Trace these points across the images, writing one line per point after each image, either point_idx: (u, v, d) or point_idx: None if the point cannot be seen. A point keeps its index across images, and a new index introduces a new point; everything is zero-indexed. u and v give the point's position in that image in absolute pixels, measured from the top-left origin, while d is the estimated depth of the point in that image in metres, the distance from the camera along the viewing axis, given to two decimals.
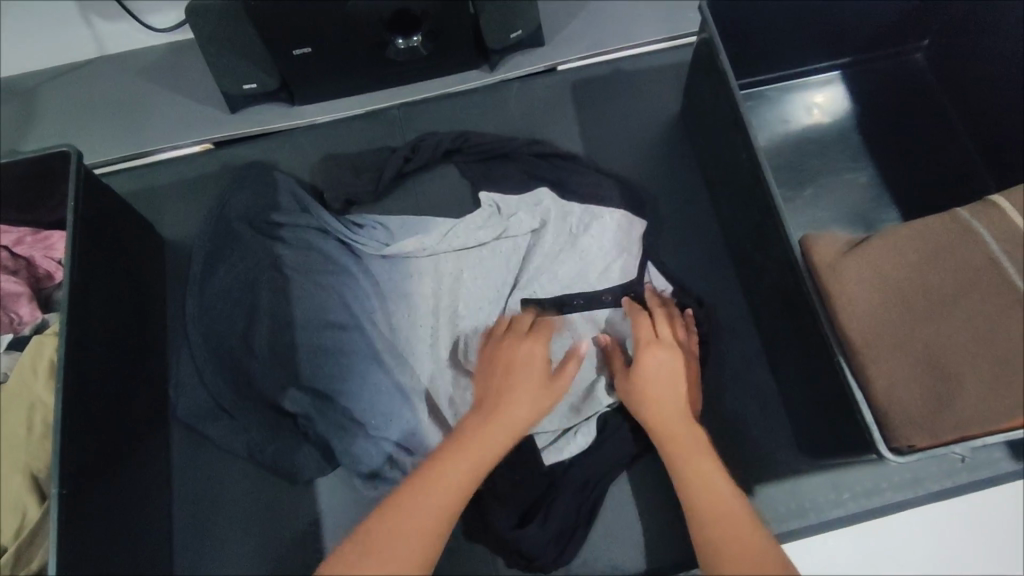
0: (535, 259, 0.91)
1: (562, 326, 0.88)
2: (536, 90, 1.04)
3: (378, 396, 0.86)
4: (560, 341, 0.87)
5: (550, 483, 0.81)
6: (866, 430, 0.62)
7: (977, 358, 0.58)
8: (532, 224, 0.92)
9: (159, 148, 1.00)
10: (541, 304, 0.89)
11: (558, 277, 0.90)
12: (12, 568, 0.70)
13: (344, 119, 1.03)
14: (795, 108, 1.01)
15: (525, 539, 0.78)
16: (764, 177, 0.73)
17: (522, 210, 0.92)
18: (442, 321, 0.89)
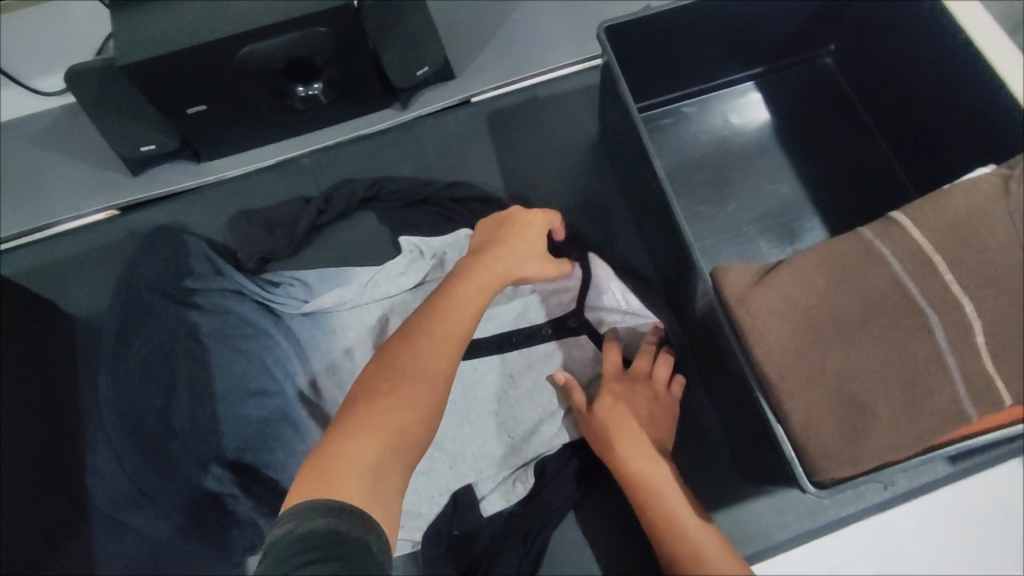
0: None
1: (497, 365, 0.85)
2: (453, 124, 1.02)
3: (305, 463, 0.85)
4: (497, 383, 0.84)
5: (492, 539, 0.78)
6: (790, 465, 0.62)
7: (885, 383, 0.59)
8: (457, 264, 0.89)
9: (58, 220, 0.96)
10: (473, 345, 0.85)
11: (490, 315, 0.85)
12: None
13: (254, 173, 0.99)
14: (713, 121, 1.00)
15: None
16: (672, 209, 0.73)
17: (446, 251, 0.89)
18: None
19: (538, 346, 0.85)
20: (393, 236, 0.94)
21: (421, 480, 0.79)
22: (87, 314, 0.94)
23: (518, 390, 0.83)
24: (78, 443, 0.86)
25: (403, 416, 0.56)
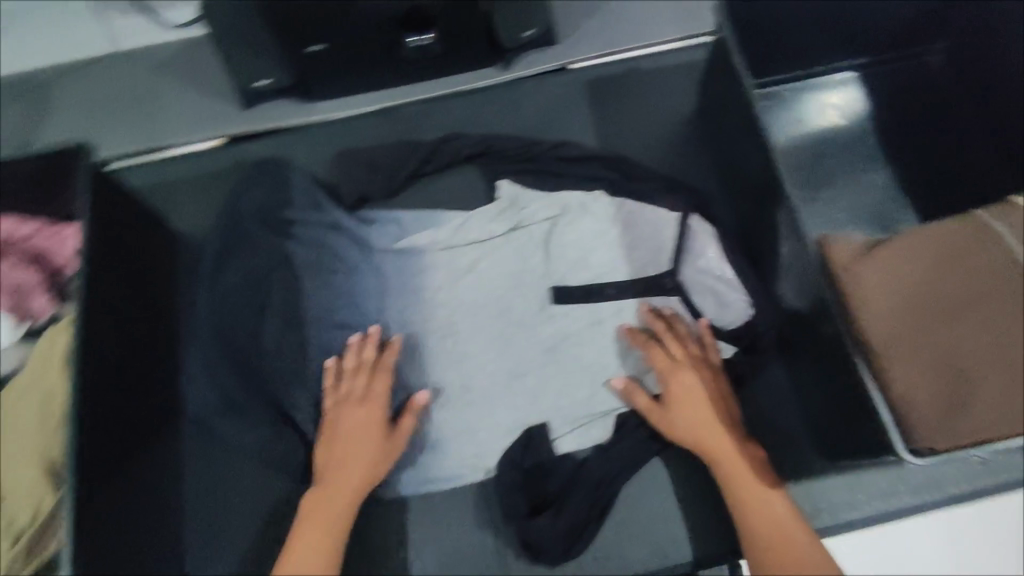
0: (553, 250, 0.91)
1: (586, 313, 0.89)
2: (551, 88, 1.04)
3: (387, 391, 0.87)
4: (584, 331, 0.88)
5: (563, 479, 0.82)
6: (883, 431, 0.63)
7: (996, 361, 0.57)
8: (550, 213, 0.93)
9: (172, 143, 1.00)
10: (567, 292, 0.89)
11: (587, 265, 0.91)
12: (26, 556, 0.68)
13: (358, 116, 1.03)
14: (813, 109, 1.00)
15: (533, 532, 0.79)
16: (780, 178, 0.75)
17: (538, 202, 0.94)
18: (459, 315, 0.90)
19: (627, 301, 0.89)
20: (489, 187, 0.97)
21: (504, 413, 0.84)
22: (191, 234, 0.97)
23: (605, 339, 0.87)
24: (176, 353, 0.91)
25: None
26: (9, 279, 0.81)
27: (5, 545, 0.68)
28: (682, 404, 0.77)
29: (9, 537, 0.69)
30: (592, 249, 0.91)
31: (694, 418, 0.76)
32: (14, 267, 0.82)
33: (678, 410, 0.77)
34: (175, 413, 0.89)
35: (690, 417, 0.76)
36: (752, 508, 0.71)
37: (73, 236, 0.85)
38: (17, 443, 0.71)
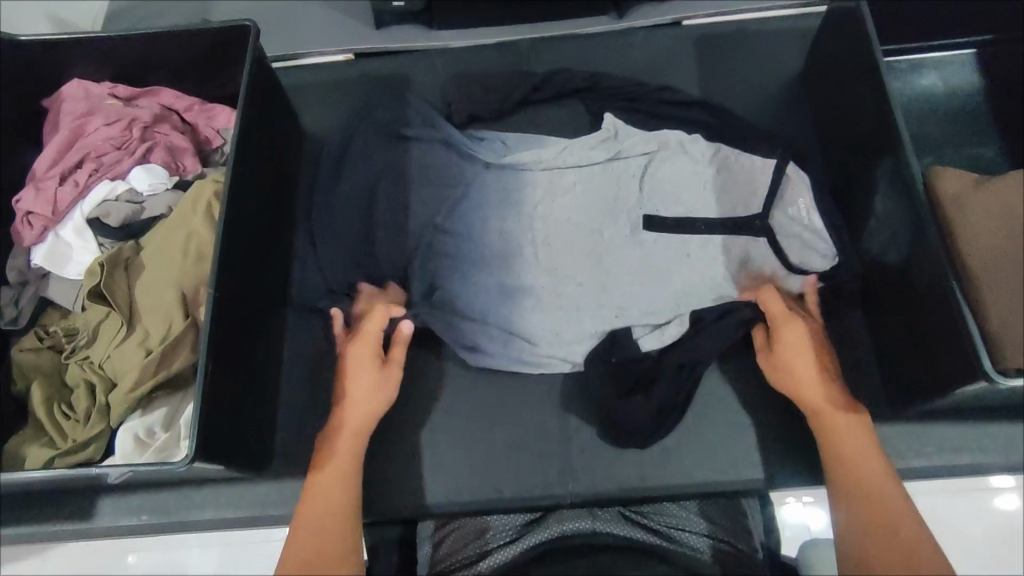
0: (649, 184, 0.95)
1: (676, 245, 0.92)
2: (662, 39, 1.08)
3: (481, 293, 0.93)
4: (671, 262, 0.91)
5: (649, 368, 0.88)
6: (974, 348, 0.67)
7: None
8: (648, 149, 0.97)
9: (308, 52, 1.09)
10: (659, 224, 0.93)
11: (679, 202, 0.94)
12: (156, 368, 0.77)
13: (477, 45, 1.10)
14: (925, 82, 1.00)
15: (619, 411, 0.86)
16: (895, 121, 0.78)
17: (639, 137, 0.97)
18: (552, 234, 0.95)
19: (716, 237, 0.91)
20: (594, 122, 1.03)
21: (584, 319, 0.91)
22: (314, 132, 1.06)
23: (692, 271, 0.90)
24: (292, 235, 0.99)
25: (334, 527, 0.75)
26: (164, 136, 0.90)
27: (141, 355, 0.77)
28: (788, 355, 0.82)
29: (143, 350, 0.78)
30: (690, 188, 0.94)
31: (802, 371, 0.81)
32: (171, 131, 0.91)
33: (788, 360, 0.81)
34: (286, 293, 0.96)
35: (800, 371, 0.81)
36: (862, 479, 0.73)
37: (223, 114, 0.95)
38: (160, 272, 0.80)
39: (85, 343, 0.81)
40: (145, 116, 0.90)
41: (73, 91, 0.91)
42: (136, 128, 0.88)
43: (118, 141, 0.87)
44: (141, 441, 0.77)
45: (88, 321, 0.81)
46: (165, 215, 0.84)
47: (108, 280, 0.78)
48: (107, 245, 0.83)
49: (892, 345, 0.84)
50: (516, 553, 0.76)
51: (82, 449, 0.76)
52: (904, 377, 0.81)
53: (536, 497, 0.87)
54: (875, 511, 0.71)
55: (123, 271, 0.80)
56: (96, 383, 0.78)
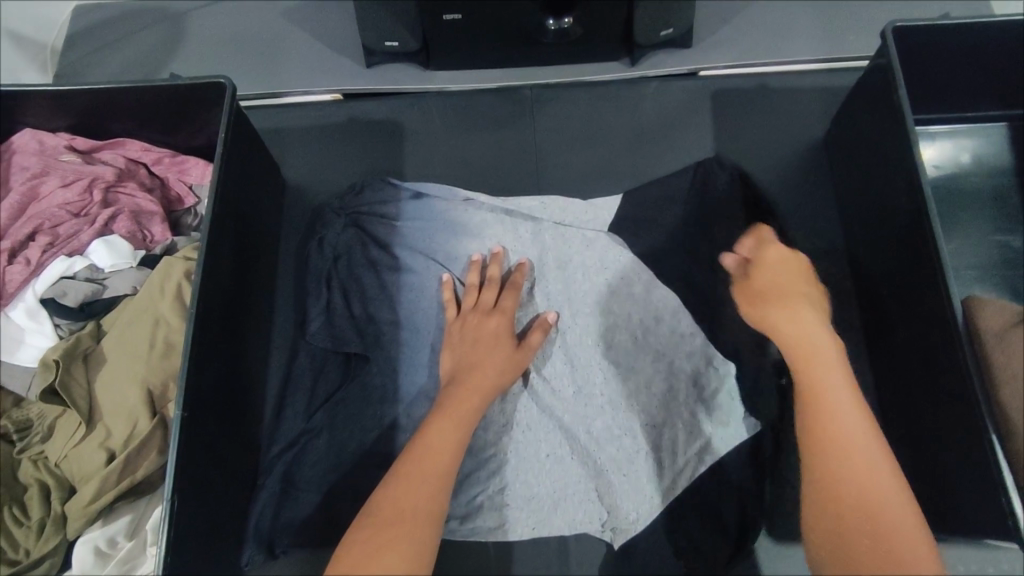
0: (623, 282, 0.86)
1: (651, 352, 0.84)
2: (675, 92, 1.00)
3: None
4: (653, 376, 0.83)
5: None
6: (1007, 501, 0.59)
7: None
8: (642, 243, 0.88)
9: (292, 90, 1.00)
10: (625, 326, 0.85)
11: (650, 305, 0.85)
12: (119, 474, 0.70)
13: (475, 91, 1.01)
14: (949, 154, 0.95)
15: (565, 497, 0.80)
16: (929, 224, 0.70)
17: (631, 227, 0.89)
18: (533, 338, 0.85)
19: (692, 345, 0.83)
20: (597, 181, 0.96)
21: (559, 436, 0.81)
22: (296, 182, 0.97)
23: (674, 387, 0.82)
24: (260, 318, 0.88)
25: (421, 493, 0.63)
26: (130, 200, 0.82)
27: (102, 460, 0.70)
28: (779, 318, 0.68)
29: (104, 455, 0.70)
30: (664, 270, 0.87)
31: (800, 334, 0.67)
32: (137, 191, 0.83)
33: (774, 314, 0.69)
34: (255, 388, 0.85)
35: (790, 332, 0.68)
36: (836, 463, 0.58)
37: (195, 168, 0.86)
38: (125, 364, 0.73)
39: (38, 439, 0.73)
40: (108, 175, 0.81)
41: (26, 143, 0.82)
42: (96, 190, 0.80)
43: (77, 207, 0.79)
44: (102, 553, 0.70)
45: (43, 415, 0.73)
46: (130, 295, 0.76)
47: (64, 376, 0.71)
48: (64, 327, 0.76)
49: (909, 476, 0.75)
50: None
51: (36, 565, 0.69)
52: (937, 505, 0.71)
53: None
54: (847, 500, 0.56)
55: (81, 363, 0.73)
56: (53, 487, 0.71)
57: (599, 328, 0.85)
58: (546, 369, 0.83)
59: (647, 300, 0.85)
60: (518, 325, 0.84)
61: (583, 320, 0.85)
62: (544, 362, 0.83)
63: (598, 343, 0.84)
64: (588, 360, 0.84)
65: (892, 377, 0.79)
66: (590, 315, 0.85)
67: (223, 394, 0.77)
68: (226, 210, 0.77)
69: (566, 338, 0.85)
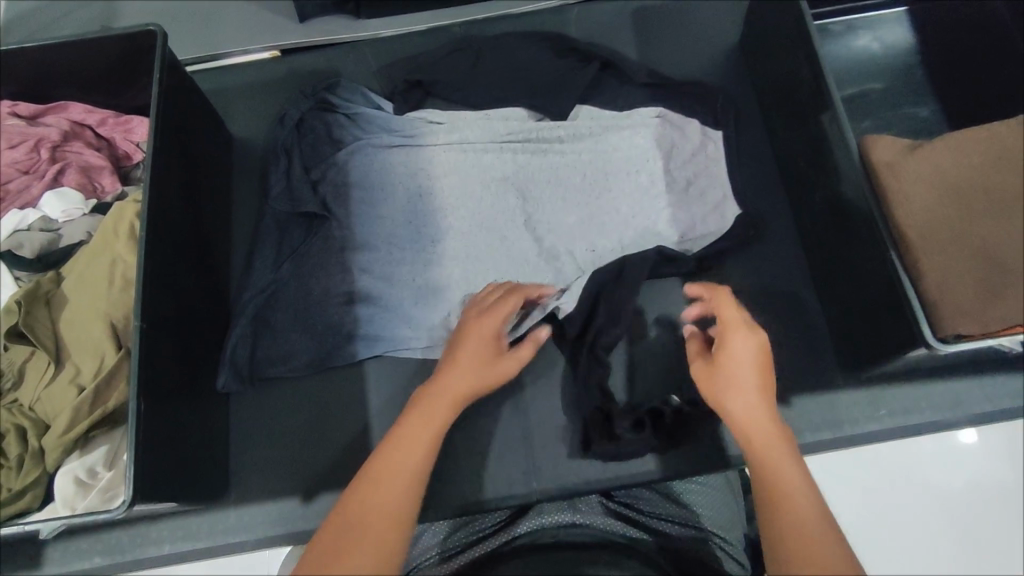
0: (565, 176, 0.92)
1: (595, 234, 0.89)
2: (597, 14, 1.04)
3: (422, 300, 0.87)
4: (600, 254, 0.88)
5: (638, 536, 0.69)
6: (908, 305, 0.64)
7: (983, 257, 0.61)
8: (580, 137, 0.93)
9: (228, 52, 1.03)
10: (568, 216, 0.90)
11: (592, 193, 0.91)
12: (91, 404, 0.72)
13: (407, 34, 1.05)
14: (859, 43, 1.00)
15: (526, 388, 0.87)
16: (828, 89, 0.77)
17: (571, 123, 0.94)
18: (483, 235, 0.90)
19: (635, 224, 0.89)
20: (538, 89, 0.95)
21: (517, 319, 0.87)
22: (243, 137, 1.00)
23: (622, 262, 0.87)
24: (224, 258, 0.92)
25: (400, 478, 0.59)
26: (77, 156, 0.84)
27: (73, 394, 0.72)
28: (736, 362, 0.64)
29: (74, 389, 0.73)
30: (605, 163, 0.92)
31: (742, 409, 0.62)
32: (84, 149, 0.85)
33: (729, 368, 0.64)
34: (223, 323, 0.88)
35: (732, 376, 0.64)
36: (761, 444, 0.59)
37: (140, 125, 0.88)
38: (88, 303, 0.76)
39: (9, 387, 0.75)
40: (53, 136, 0.84)
41: None
42: (43, 150, 0.83)
43: (25, 166, 0.82)
44: (83, 483, 0.72)
45: (11, 361, 0.75)
46: (86, 242, 0.79)
47: (27, 318, 0.73)
48: (24, 278, 0.78)
49: (836, 318, 0.82)
50: (496, 546, 0.70)
51: (18, 499, 0.71)
52: (857, 338, 0.78)
53: (498, 499, 0.82)
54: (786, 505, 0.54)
55: (43, 306, 0.75)
56: (29, 427, 0.73)
57: (545, 219, 0.90)
58: (510, 249, 0.89)
59: (599, 173, 0.91)
60: (464, 229, 0.90)
61: (543, 200, 0.91)
62: (494, 260, 0.89)
63: (547, 232, 0.90)
64: (550, 235, 0.90)
65: (815, 233, 0.85)
66: (535, 209, 0.91)
67: (190, 322, 0.80)
68: (171, 150, 0.80)
69: (527, 219, 0.90)
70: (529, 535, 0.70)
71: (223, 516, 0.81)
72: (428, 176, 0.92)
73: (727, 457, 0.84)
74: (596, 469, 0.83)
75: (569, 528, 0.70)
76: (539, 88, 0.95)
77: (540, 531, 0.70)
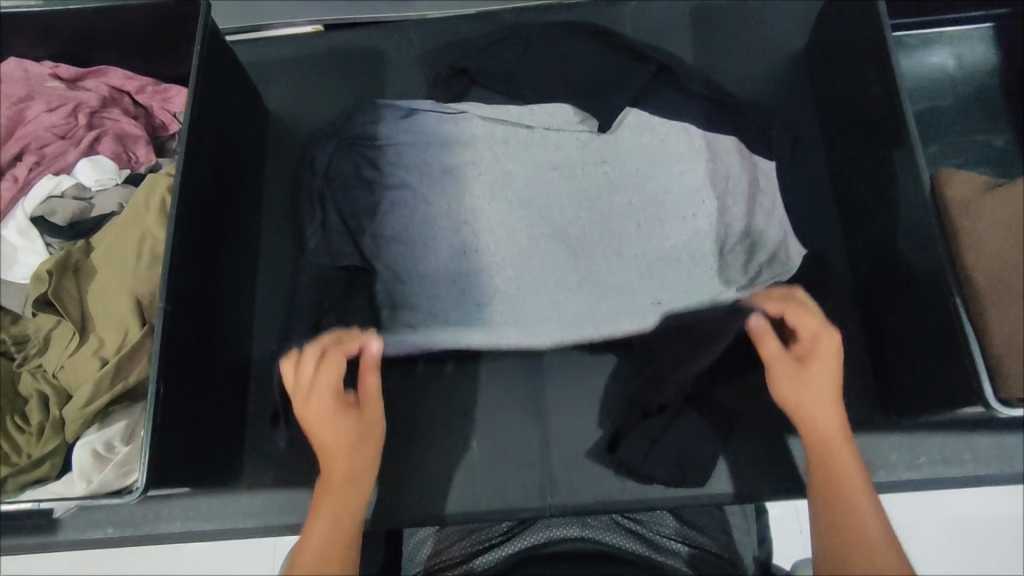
0: (615, 191, 0.87)
1: (643, 256, 0.84)
2: (655, 9, 0.99)
3: (457, 312, 0.84)
4: (647, 278, 0.84)
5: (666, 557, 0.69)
6: (970, 363, 0.60)
7: None
8: (633, 148, 0.89)
9: (273, 23, 1.00)
10: (615, 233, 0.86)
11: (644, 211, 0.86)
12: (112, 379, 0.72)
13: (455, 17, 1.01)
14: (934, 59, 0.93)
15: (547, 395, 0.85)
16: (902, 112, 0.71)
17: (625, 133, 0.89)
18: (524, 247, 0.86)
19: (688, 250, 0.84)
20: (587, 84, 0.91)
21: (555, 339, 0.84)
22: (280, 114, 0.98)
23: (670, 288, 0.83)
24: (252, 238, 0.90)
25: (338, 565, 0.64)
26: (114, 124, 0.83)
27: (96, 366, 0.72)
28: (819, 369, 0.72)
29: (98, 362, 0.73)
30: (659, 177, 0.87)
31: (808, 402, 0.71)
32: (121, 116, 0.84)
33: (812, 376, 0.72)
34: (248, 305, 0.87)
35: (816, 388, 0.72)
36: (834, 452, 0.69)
37: (178, 95, 0.87)
38: (115, 276, 0.75)
39: (37, 352, 0.75)
40: (91, 101, 0.83)
41: (9, 71, 0.82)
42: (81, 115, 0.81)
43: (63, 130, 0.80)
44: (100, 457, 0.72)
45: (39, 328, 0.76)
46: (117, 213, 0.78)
47: (56, 287, 0.73)
48: (55, 245, 0.78)
49: (881, 362, 0.78)
50: (504, 556, 0.68)
51: (37, 466, 0.72)
52: (905, 389, 0.74)
53: (509, 508, 0.81)
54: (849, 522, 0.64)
55: (72, 276, 0.75)
56: (52, 395, 0.73)
57: (591, 235, 0.86)
58: (552, 264, 0.85)
59: (647, 200, 0.86)
60: (507, 238, 0.86)
61: (585, 228, 0.86)
62: (536, 276, 0.85)
63: (593, 248, 0.85)
64: (593, 266, 0.85)
65: (866, 265, 0.81)
66: (581, 224, 0.86)
67: (213, 303, 0.79)
68: (206, 127, 0.78)
69: (572, 234, 0.86)
70: (538, 545, 0.69)
71: (234, 500, 0.81)
72: (472, 181, 0.88)
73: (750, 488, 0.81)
74: (611, 487, 0.81)
75: (579, 540, 0.68)
76: (588, 85, 0.90)
77: (552, 543, 0.69)
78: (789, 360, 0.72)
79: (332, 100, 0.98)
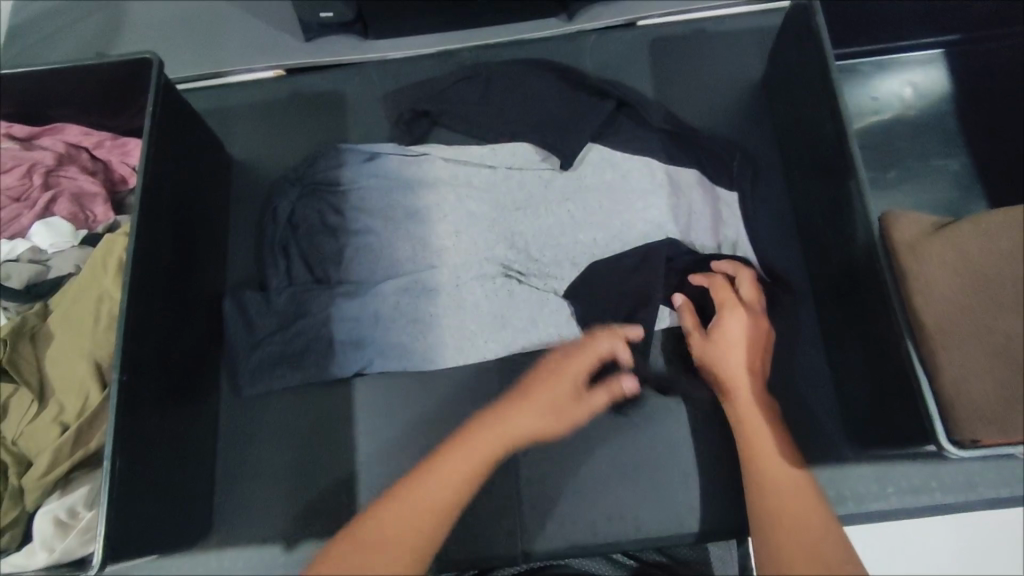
0: (579, 230, 0.87)
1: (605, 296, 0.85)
2: (613, 44, 1.00)
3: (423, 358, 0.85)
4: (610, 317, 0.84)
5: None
6: (922, 403, 0.61)
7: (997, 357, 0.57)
8: (596, 185, 0.89)
9: (234, 70, 1.00)
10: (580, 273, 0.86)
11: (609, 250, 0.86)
12: (72, 445, 0.71)
13: (416, 57, 1.01)
14: (889, 85, 0.94)
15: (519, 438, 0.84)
16: (850, 150, 0.72)
17: (587, 171, 0.89)
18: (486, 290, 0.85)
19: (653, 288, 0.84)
20: (547, 123, 0.91)
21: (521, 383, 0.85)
22: (243, 161, 0.98)
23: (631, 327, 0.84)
24: (216, 289, 0.89)
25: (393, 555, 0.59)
26: (72, 182, 0.83)
27: (55, 433, 0.71)
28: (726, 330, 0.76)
29: (57, 428, 0.72)
30: (622, 215, 0.87)
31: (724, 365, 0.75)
32: (78, 173, 0.84)
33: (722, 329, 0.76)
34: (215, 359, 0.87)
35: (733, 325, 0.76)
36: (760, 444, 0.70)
37: (137, 148, 0.86)
38: (73, 340, 0.74)
39: None
40: (47, 160, 0.83)
41: None
42: (36, 175, 0.82)
43: (17, 192, 0.82)
44: (63, 523, 0.71)
45: None
46: (73, 275, 0.78)
47: (12, 354, 0.73)
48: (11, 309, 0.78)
49: (847, 394, 0.78)
50: None
51: None
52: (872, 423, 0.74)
53: (483, 555, 0.80)
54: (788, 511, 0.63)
55: (29, 341, 0.75)
56: (11, 464, 0.72)
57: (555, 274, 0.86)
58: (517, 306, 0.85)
59: (611, 238, 0.86)
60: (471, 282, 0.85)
61: (549, 269, 0.87)
62: (501, 320, 0.85)
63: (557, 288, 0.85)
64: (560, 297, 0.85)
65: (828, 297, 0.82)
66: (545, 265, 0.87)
67: (177, 362, 0.79)
68: (163, 186, 0.78)
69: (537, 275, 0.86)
70: None
71: (205, 558, 0.81)
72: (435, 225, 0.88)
73: (727, 526, 0.80)
74: (585, 528, 0.81)
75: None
76: (548, 124, 0.91)
77: None
78: (698, 336, 0.77)
79: (295, 144, 0.98)
